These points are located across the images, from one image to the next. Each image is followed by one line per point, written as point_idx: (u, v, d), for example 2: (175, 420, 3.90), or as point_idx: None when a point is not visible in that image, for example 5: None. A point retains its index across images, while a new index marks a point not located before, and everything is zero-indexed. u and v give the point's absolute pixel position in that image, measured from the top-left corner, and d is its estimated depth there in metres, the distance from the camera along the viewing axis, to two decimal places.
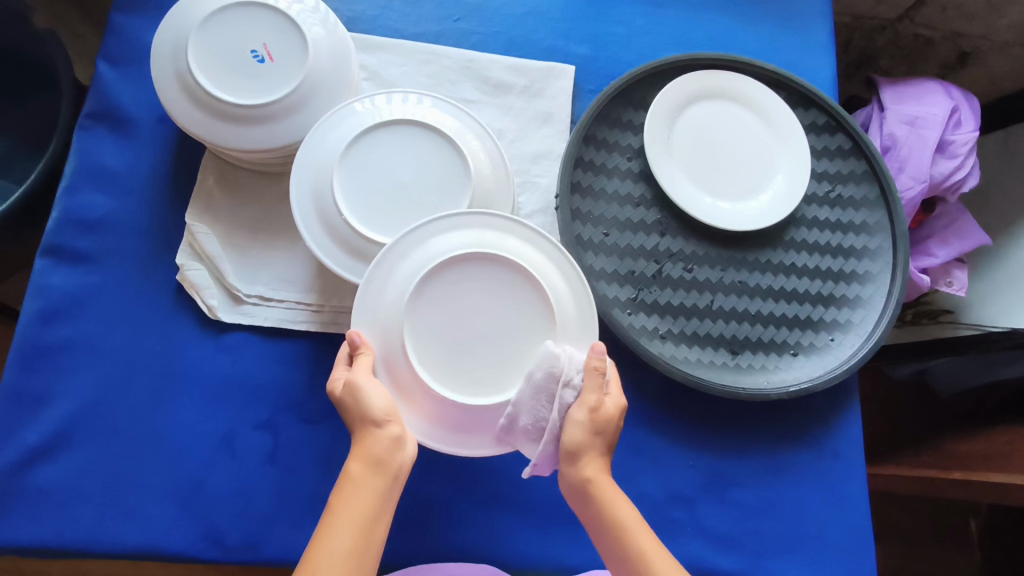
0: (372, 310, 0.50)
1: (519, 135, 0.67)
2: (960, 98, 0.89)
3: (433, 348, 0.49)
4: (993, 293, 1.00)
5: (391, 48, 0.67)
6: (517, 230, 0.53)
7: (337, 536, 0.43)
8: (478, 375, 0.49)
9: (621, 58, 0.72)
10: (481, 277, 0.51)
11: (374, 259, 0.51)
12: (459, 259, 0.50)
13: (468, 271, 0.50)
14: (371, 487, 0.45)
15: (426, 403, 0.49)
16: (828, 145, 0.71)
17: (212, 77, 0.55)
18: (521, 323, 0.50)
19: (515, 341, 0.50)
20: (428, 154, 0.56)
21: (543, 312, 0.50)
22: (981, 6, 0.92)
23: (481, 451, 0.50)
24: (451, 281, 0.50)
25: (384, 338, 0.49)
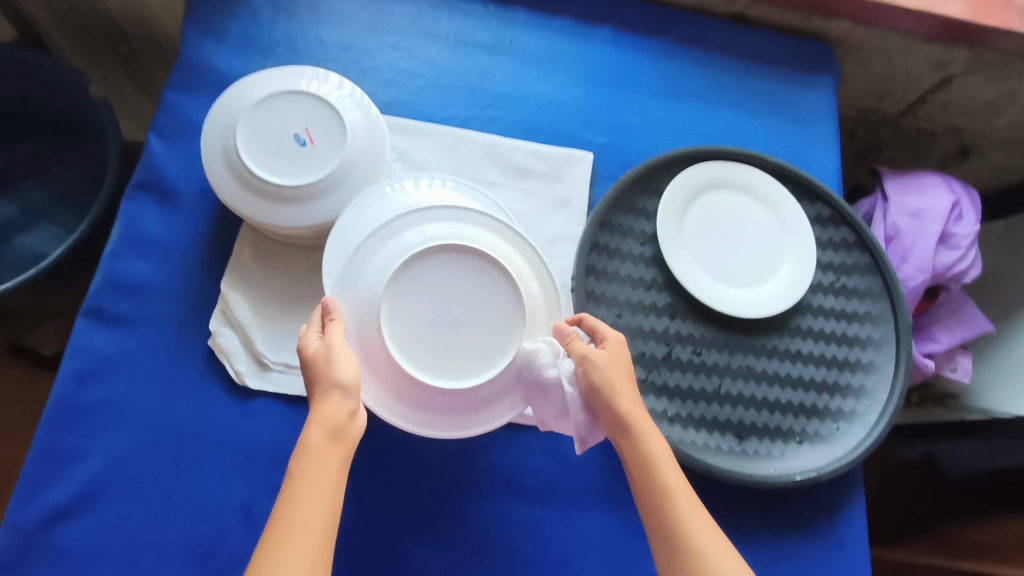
0: (356, 287, 0.54)
1: (539, 217, 0.71)
2: (961, 192, 0.92)
3: (413, 334, 0.54)
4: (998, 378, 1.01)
5: (421, 132, 0.71)
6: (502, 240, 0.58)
7: (303, 498, 0.44)
8: (446, 358, 0.54)
9: (637, 147, 0.76)
10: (458, 269, 0.55)
11: (363, 241, 0.55)
12: (440, 251, 0.54)
13: (448, 262, 0.55)
14: (331, 454, 0.46)
15: (394, 379, 0.54)
16: (833, 237, 0.74)
17: (256, 158, 0.59)
18: (493, 316, 0.55)
19: (491, 332, 0.55)
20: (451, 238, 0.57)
21: (515, 309, 0.55)
22: (981, 106, 0.97)
23: (439, 428, 0.55)
24: (430, 269, 0.55)
25: (363, 312, 0.53)
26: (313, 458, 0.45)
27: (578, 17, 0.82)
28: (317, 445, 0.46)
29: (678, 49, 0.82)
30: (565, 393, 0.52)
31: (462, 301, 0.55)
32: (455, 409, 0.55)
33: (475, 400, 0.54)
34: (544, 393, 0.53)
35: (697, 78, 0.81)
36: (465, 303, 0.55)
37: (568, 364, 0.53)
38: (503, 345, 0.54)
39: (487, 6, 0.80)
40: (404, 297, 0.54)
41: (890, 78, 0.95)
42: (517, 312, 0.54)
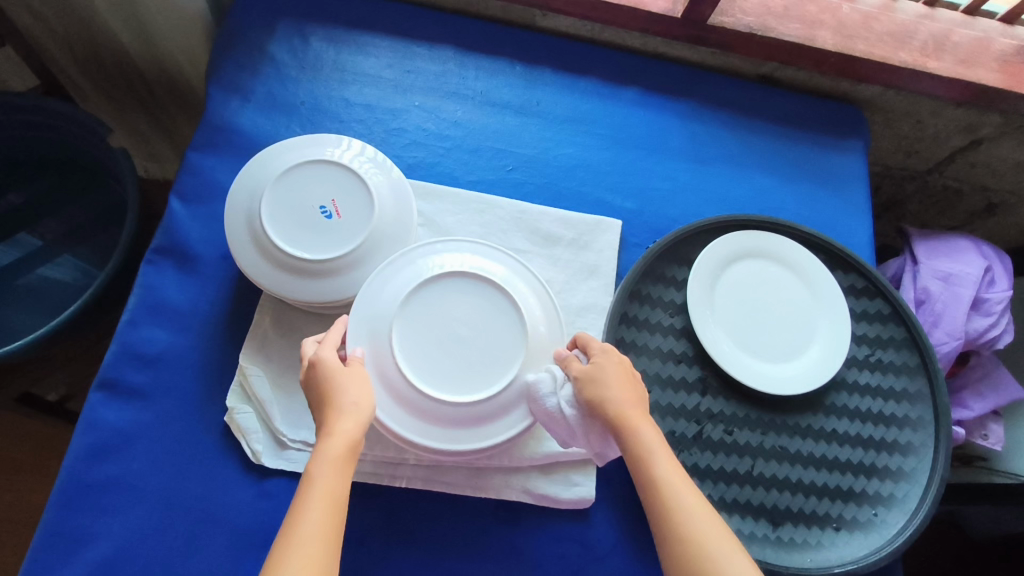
0: (372, 300, 0.55)
1: (565, 286, 0.69)
2: (992, 256, 0.90)
3: (423, 353, 0.54)
4: None
5: (448, 196, 0.70)
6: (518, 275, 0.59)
7: (312, 500, 0.43)
8: (450, 376, 0.53)
9: (666, 212, 0.75)
10: (474, 296, 0.56)
11: (385, 260, 0.57)
12: (458, 274, 0.56)
13: (465, 287, 0.56)
14: (342, 459, 0.46)
15: (399, 390, 0.53)
16: (867, 308, 0.72)
17: (281, 231, 0.58)
18: (500, 338, 0.55)
19: (495, 352, 0.54)
20: (480, 302, 0.56)
21: (520, 334, 0.55)
22: (1011, 167, 0.96)
23: (432, 444, 0.53)
24: (447, 293, 0.56)
25: (378, 324, 0.54)
26: (325, 463, 0.45)
27: (606, 79, 0.81)
28: (329, 451, 0.45)
29: (705, 112, 0.81)
30: (564, 416, 0.51)
31: (469, 319, 0.55)
32: (468, 425, 0.53)
33: (473, 414, 0.53)
34: (546, 417, 0.52)
35: (725, 142, 0.80)
36: (476, 322, 0.55)
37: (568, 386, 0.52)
38: (506, 364, 0.54)
39: (514, 66, 0.80)
40: (419, 313, 0.55)
41: (918, 138, 0.93)
42: (522, 330, 0.55)
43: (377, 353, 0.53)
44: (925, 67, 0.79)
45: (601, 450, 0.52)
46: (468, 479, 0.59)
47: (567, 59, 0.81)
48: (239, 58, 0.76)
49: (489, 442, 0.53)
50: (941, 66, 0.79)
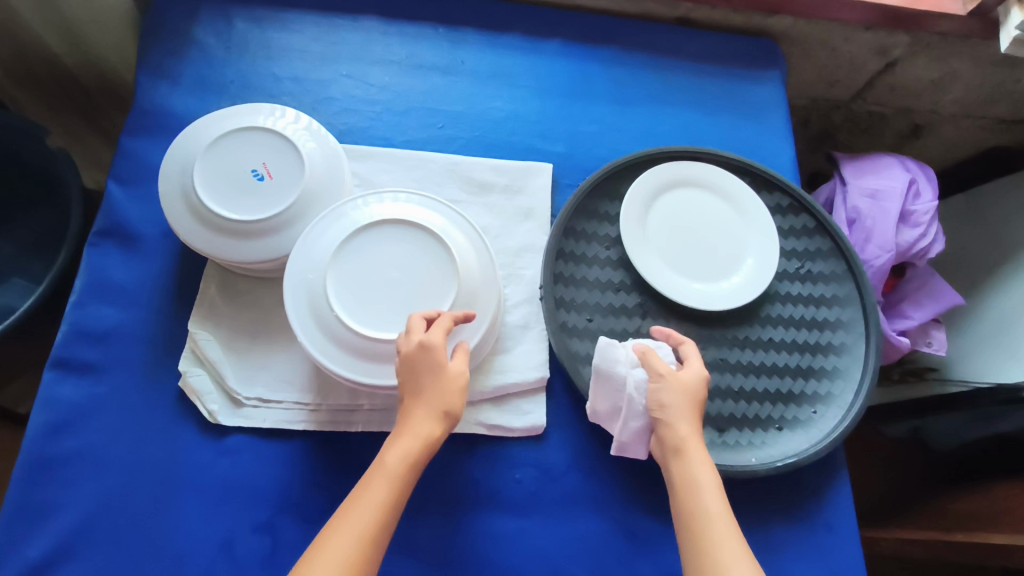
0: (307, 251, 0.57)
1: (502, 231, 0.71)
2: (916, 170, 0.94)
3: (358, 297, 0.56)
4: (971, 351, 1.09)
5: (381, 156, 0.72)
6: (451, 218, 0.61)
7: (375, 493, 0.48)
8: (384, 315, 0.56)
9: (595, 153, 0.78)
10: (405, 240, 0.58)
11: (318, 213, 0.59)
12: (390, 220, 0.58)
13: (396, 232, 0.58)
14: (415, 460, 0.50)
15: (335, 332, 0.55)
16: (793, 224, 0.76)
17: (214, 196, 0.60)
18: (431, 278, 0.57)
19: (425, 292, 0.57)
20: (412, 246, 0.58)
21: (449, 273, 0.57)
22: (926, 86, 1.01)
23: (368, 381, 0.55)
24: (380, 239, 0.58)
25: (313, 274, 0.56)
26: (399, 461, 0.50)
27: (528, 33, 0.83)
28: (407, 456, 0.50)
29: (626, 56, 0.84)
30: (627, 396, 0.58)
31: (402, 263, 0.57)
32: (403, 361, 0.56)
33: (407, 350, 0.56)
34: (605, 383, 0.60)
35: (648, 83, 0.83)
36: (409, 262, 0.58)
37: (643, 380, 0.58)
38: (436, 302, 0.56)
39: (438, 30, 0.82)
40: (352, 259, 0.57)
41: (836, 66, 0.98)
42: (451, 268, 0.57)
43: (314, 299, 0.56)
44: None
45: (627, 442, 0.59)
46: None
47: (489, 17, 0.84)
48: (166, 44, 0.77)
49: (436, 369, 0.56)
50: None
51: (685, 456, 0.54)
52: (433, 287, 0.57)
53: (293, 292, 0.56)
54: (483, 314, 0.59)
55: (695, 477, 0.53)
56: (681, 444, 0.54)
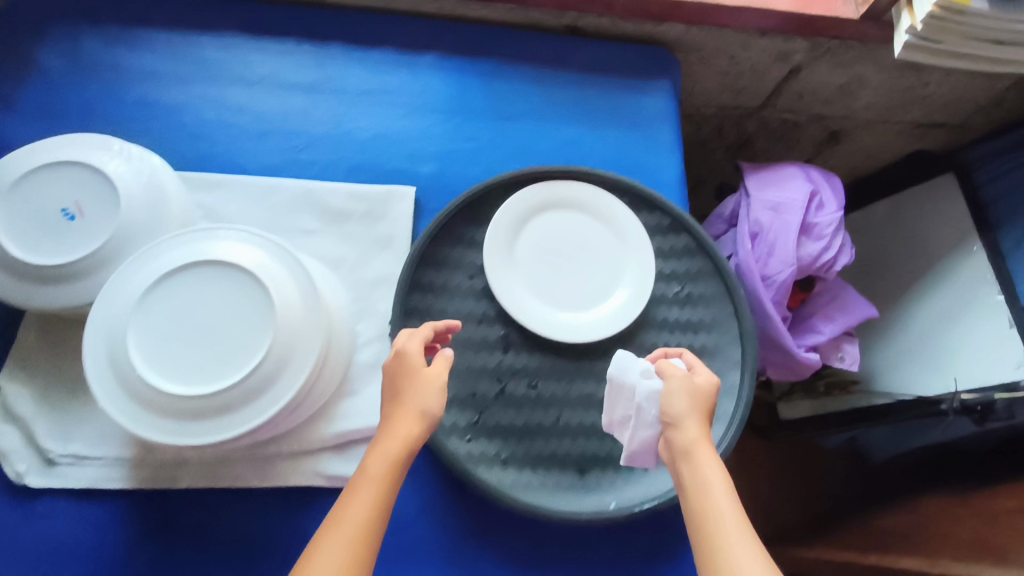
0: (111, 300, 0.53)
1: (360, 261, 0.67)
2: (820, 180, 0.91)
3: (164, 348, 0.51)
4: (894, 363, 1.10)
5: (226, 185, 0.67)
6: (280, 254, 0.57)
7: (360, 499, 0.45)
8: (191, 367, 0.51)
9: (465, 174, 0.73)
10: (220, 282, 0.54)
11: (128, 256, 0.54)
12: (202, 261, 0.53)
13: (209, 273, 0.54)
14: (395, 460, 0.47)
15: (137, 388, 0.50)
16: (673, 246, 0.72)
17: (19, 241, 0.55)
18: (247, 323, 0.53)
19: (239, 339, 0.53)
20: (228, 289, 0.54)
21: (265, 318, 0.53)
22: (836, 91, 0.97)
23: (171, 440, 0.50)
24: (191, 282, 0.53)
25: (114, 325, 0.52)
26: (380, 464, 0.46)
27: (401, 46, 0.77)
28: (383, 452, 0.47)
29: (507, 68, 0.79)
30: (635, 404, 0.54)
31: (216, 308, 0.53)
32: (212, 416, 0.51)
33: (215, 404, 0.51)
34: (616, 392, 0.57)
35: (529, 97, 0.78)
36: (225, 309, 0.53)
37: (656, 390, 0.54)
38: (250, 350, 0.52)
39: (302, 45, 0.76)
40: (159, 306, 0.52)
41: (739, 73, 0.94)
42: (268, 312, 0.53)
43: (114, 353, 0.51)
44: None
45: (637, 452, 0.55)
46: (255, 469, 0.58)
47: (358, 29, 0.78)
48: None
49: (244, 427, 0.51)
50: None
51: (694, 459, 0.48)
52: (248, 334, 0.53)
53: (90, 345, 0.51)
54: (308, 357, 0.55)
55: (704, 476, 0.47)
56: (688, 449, 0.49)
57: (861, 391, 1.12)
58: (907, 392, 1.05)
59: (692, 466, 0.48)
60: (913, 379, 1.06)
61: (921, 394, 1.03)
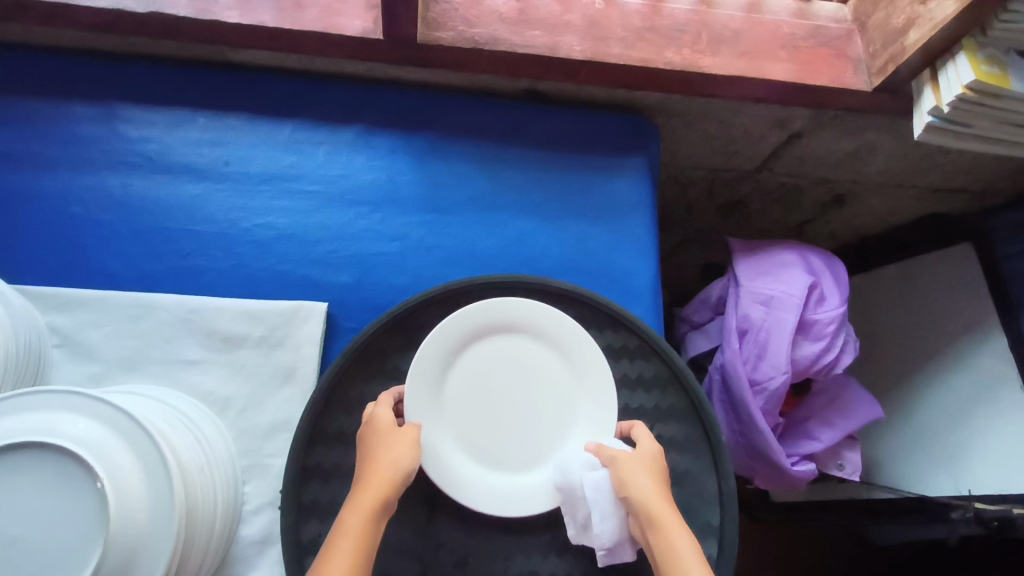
0: None
1: (251, 401, 0.54)
2: (820, 267, 0.79)
3: None
4: (902, 450, 0.98)
5: (92, 304, 0.55)
6: (127, 427, 0.44)
7: (339, 554, 0.42)
8: None
9: (392, 283, 0.61)
10: (39, 474, 0.42)
11: None
12: (14, 448, 0.41)
13: (24, 463, 0.41)
14: (373, 515, 0.44)
15: None
16: (641, 373, 0.60)
17: None
18: (69, 532, 0.41)
19: (56, 555, 0.40)
20: (50, 483, 0.41)
21: (96, 525, 0.41)
22: (842, 156, 0.84)
23: None
24: (1, 476, 0.41)
25: None
26: (357, 518, 0.44)
27: (321, 120, 0.66)
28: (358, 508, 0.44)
29: (450, 148, 0.67)
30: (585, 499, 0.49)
31: (32, 509, 0.41)
32: None
33: None
34: (568, 497, 0.51)
35: (473, 182, 0.66)
36: (43, 511, 0.41)
37: (602, 475, 0.50)
38: (68, 573, 0.40)
39: (198, 119, 0.64)
40: None
41: (730, 139, 0.81)
42: (99, 518, 0.41)
43: None
44: (698, 66, 0.66)
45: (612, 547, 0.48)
46: None
47: (271, 99, 0.66)
48: None
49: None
50: (719, 63, 0.66)
51: (659, 520, 0.45)
52: (70, 549, 0.40)
53: None
54: (152, 572, 0.42)
55: (673, 539, 0.44)
56: (650, 507, 0.46)
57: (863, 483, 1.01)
58: (913, 489, 0.94)
59: (663, 528, 0.44)
60: (919, 474, 0.94)
61: (922, 492, 0.93)
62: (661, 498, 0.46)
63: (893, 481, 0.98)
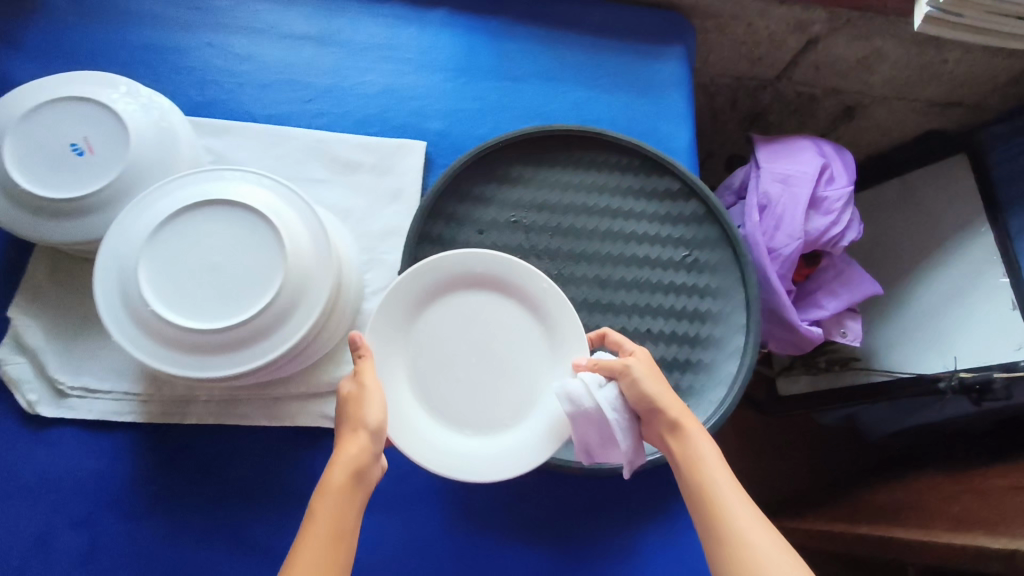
0: (121, 237, 0.53)
1: (367, 212, 0.67)
2: (832, 154, 0.90)
3: (176, 284, 0.52)
4: (896, 339, 1.08)
5: (237, 131, 0.67)
6: (291, 198, 0.57)
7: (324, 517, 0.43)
8: (202, 304, 0.52)
9: (476, 132, 0.73)
10: (229, 223, 0.54)
11: (138, 193, 0.54)
12: (211, 202, 0.53)
13: (218, 214, 0.54)
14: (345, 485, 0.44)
15: (153, 325, 0.52)
16: (681, 211, 0.71)
17: (30, 173, 0.55)
18: (256, 264, 0.54)
19: (249, 279, 0.53)
20: (239, 230, 0.54)
21: (276, 260, 0.54)
22: (853, 65, 0.96)
23: (186, 373, 0.52)
24: (200, 223, 0.53)
25: (125, 263, 0.52)
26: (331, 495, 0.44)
27: (413, 0, 0.77)
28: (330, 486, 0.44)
29: (522, 28, 0.78)
30: (605, 418, 0.51)
31: (225, 248, 0.53)
32: (222, 351, 0.53)
33: (227, 341, 0.52)
34: (582, 420, 0.51)
35: (541, 56, 0.78)
36: (234, 249, 0.54)
37: (614, 393, 0.51)
38: (260, 292, 0.53)
39: None
40: (168, 245, 0.52)
41: (756, 43, 0.93)
42: (279, 255, 0.54)
43: (126, 289, 0.52)
44: None
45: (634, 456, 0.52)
46: (264, 409, 0.59)
47: None
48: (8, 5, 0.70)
49: (261, 360, 0.53)
50: None
51: (689, 435, 0.50)
52: (259, 276, 0.53)
53: (103, 282, 0.51)
54: (317, 301, 0.55)
55: (709, 463, 0.48)
56: (680, 423, 0.50)
57: (861, 368, 1.09)
58: (907, 369, 1.04)
59: (697, 452, 0.49)
60: (913, 356, 1.04)
61: (919, 372, 1.02)
62: (679, 404, 0.51)
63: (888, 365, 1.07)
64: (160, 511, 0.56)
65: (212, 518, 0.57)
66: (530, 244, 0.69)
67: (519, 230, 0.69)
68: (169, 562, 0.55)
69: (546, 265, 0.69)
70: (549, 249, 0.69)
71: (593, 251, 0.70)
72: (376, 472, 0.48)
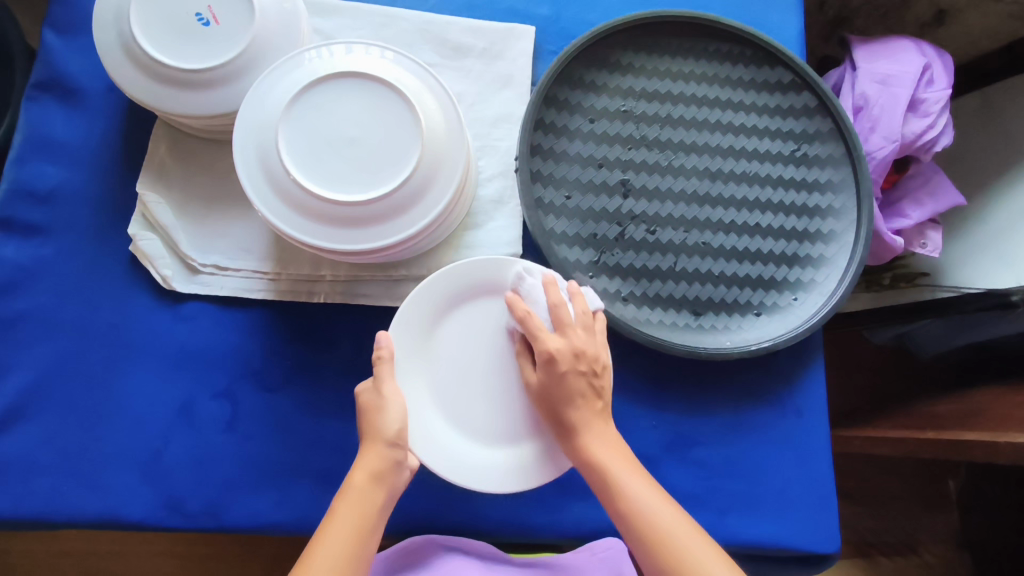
0: (256, 110, 0.53)
1: (479, 98, 0.66)
2: (933, 56, 0.87)
3: (313, 155, 0.52)
4: (968, 255, 0.96)
5: (346, 12, 0.65)
6: (417, 70, 0.56)
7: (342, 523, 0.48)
8: (341, 175, 0.52)
9: (585, 17, 0.71)
10: (357, 96, 0.53)
11: (268, 65, 0.54)
12: (340, 73, 0.52)
13: (347, 86, 0.53)
14: (367, 501, 0.49)
15: (293, 195, 0.52)
16: (792, 104, 0.69)
17: (156, 42, 0.54)
18: (389, 136, 0.53)
19: (385, 150, 0.52)
20: (369, 101, 0.53)
21: (409, 130, 0.53)
22: None
23: (327, 245, 0.53)
24: (328, 95, 0.53)
25: (262, 136, 0.52)
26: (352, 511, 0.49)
27: None
28: (349, 498, 0.49)
29: None
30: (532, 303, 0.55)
31: (358, 119, 0.53)
32: (359, 225, 0.53)
33: (365, 213, 0.52)
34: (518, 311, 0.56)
35: None
36: (367, 119, 0.53)
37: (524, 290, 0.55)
38: (399, 160, 0.52)
39: None
40: (303, 117, 0.52)
41: None
42: (414, 125, 0.52)
43: (267, 159, 0.52)
44: None
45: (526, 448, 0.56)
46: (387, 290, 0.59)
47: None
48: None
49: (398, 236, 0.53)
50: None
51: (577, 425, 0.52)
52: (395, 148, 0.52)
53: (243, 151, 0.52)
54: (453, 176, 0.54)
55: (594, 452, 0.52)
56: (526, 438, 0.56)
57: (926, 285, 0.99)
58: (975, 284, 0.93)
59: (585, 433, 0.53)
60: (987, 270, 0.93)
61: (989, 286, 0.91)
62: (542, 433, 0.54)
63: (956, 281, 0.96)
64: (287, 383, 0.58)
65: (339, 392, 0.58)
66: (640, 134, 0.66)
67: (629, 119, 0.66)
68: (301, 431, 0.58)
69: (657, 155, 0.66)
70: (660, 139, 0.66)
71: (704, 142, 0.67)
72: (402, 476, 0.51)
